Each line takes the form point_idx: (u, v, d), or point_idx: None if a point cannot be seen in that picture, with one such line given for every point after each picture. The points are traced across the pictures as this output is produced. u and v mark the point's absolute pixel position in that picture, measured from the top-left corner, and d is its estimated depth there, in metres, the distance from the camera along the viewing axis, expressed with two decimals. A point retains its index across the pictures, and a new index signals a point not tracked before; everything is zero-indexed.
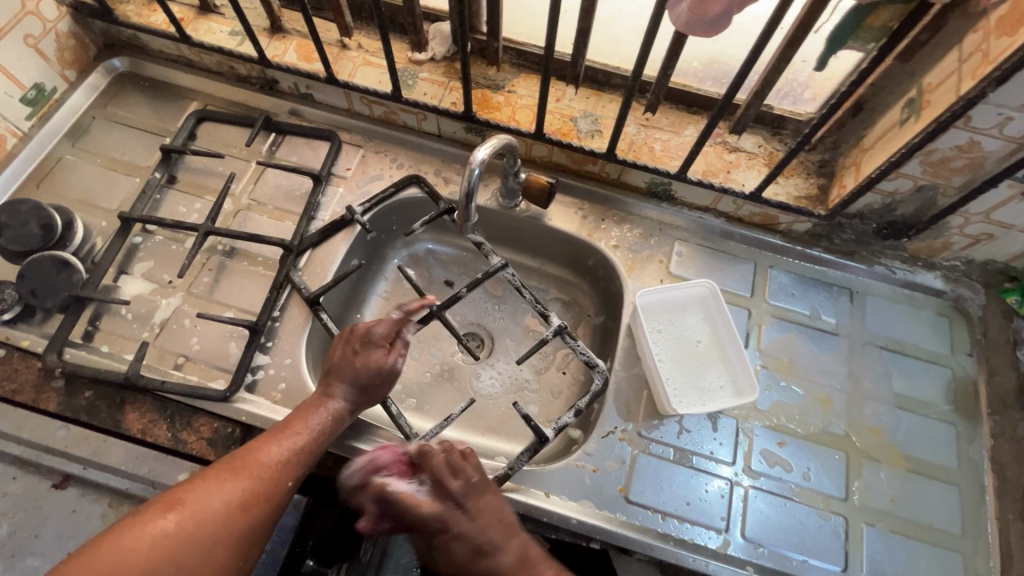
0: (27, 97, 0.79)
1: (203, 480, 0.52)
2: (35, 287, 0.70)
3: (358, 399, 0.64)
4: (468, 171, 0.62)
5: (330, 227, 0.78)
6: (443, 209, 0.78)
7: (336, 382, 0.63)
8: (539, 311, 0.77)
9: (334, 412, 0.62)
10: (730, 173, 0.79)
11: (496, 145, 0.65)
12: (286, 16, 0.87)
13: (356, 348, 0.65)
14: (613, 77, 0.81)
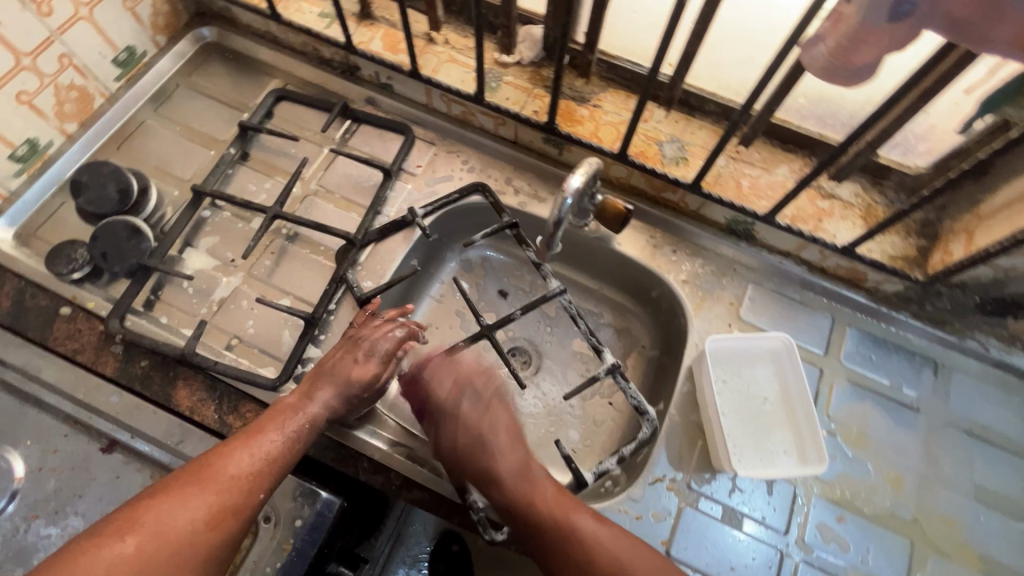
0: (119, 59, 0.80)
1: (166, 496, 0.49)
2: (106, 251, 0.70)
3: (340, 405, 0.61)
4: (560, 199, 0.60)
5: (391, 227, 0.76)
6: (507, 225, 0.76)
7: (319, 387, 0.61)
8: (593, 346, 0.73)
9: (312, 419, 0.59)
10: (821, 221, 0.74)
11: (593, 172, 0.61)
12: (377, 3, 0.85)
13: (355, 356, 0.63)
14: (707, 103, 0.76)
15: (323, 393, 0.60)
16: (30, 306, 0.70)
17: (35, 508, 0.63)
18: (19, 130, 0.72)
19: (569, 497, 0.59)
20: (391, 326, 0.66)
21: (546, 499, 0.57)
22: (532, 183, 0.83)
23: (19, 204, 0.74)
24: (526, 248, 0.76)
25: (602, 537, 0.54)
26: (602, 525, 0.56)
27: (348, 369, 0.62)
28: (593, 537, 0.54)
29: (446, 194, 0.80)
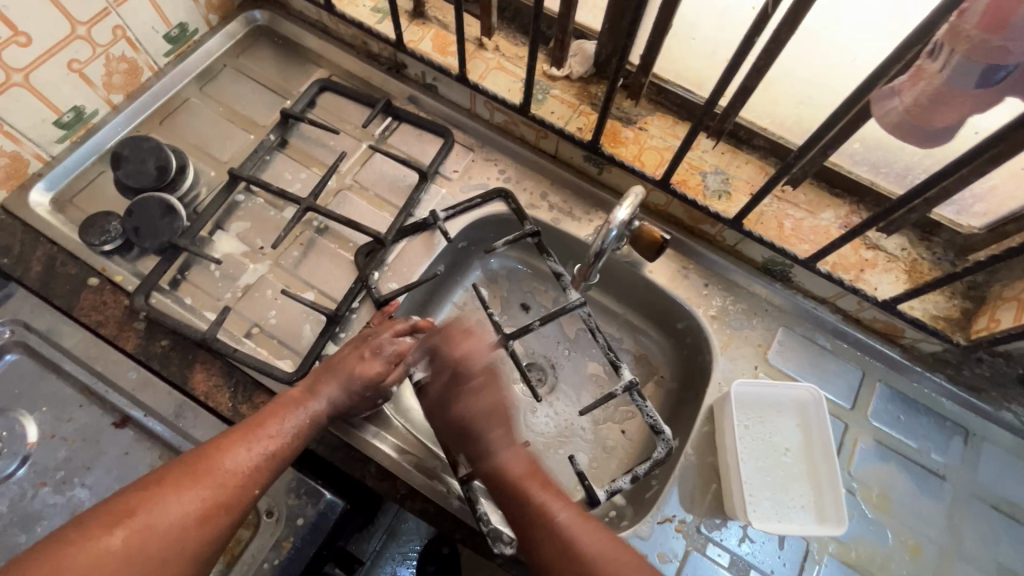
0: (170, 35, 0.80)
1: (159, 489, 0.49)
2: (138, 226, 0.71)
3: (343, 402, 0.61)
4: (605, 230, 0.62)
5: (410, 229, 0.75)
6: (528, 231, 0.74)
7: (323, 382, 0.60)
8: (610, 360, 0.70)
9: (314, 416, 0.59)
10: (863, 272, 0.72)
11: (638, 202, 0.61)
12: (431, 3, 0.84)
13: (364, 354, 0.62)
14: (757, 138, 0.74)
15: (327, 390, 0.60)
16: (59, 273, 0.70)
17: (42, 476, 0.63)
18: (67, 98, 0.72)
19: (548, 479, 0.57)
20: (401, 328, 0.65)
21: (522, 471, 0.56)
22: (567, 200, 0.81)
23: (58, 170, 0.75)
24: (547, 258, 0.74)
25: (565, 521, 0.53)
26: (564, 504, 0.54)
27: (351, 364, 0.61)
28: (552, 519, 0.53)
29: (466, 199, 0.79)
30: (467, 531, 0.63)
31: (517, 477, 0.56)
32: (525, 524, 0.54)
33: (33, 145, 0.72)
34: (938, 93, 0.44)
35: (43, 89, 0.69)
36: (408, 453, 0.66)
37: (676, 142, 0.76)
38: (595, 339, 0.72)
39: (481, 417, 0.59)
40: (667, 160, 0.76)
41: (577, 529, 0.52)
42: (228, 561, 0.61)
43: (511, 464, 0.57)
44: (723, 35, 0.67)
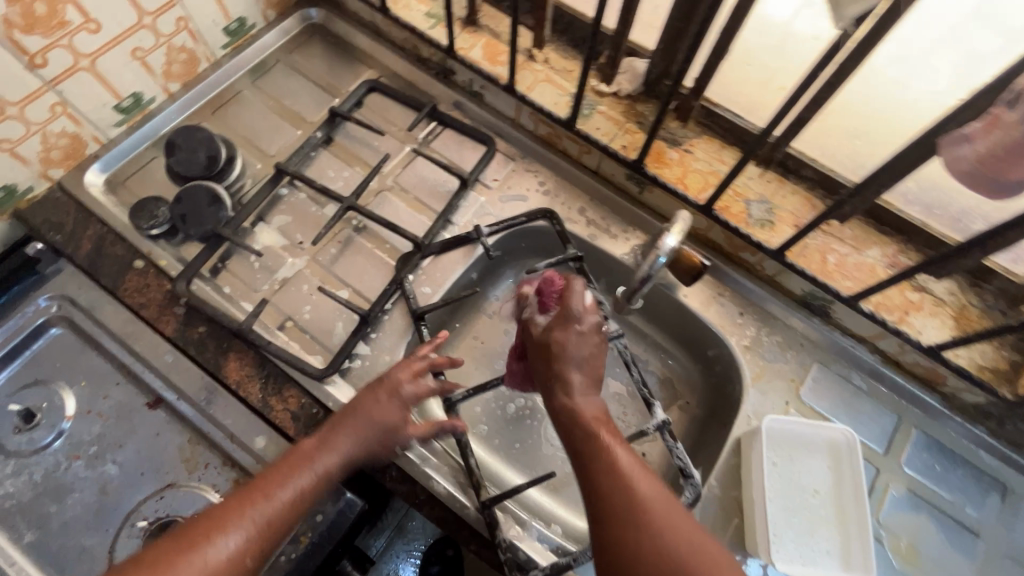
0: (229, 28, 0.83)
1: (161, 552, 0.48)
2: (186, 213, 0.72)
3: (361, 455, 0.58)
4: (655, 255, 0.63)
5: (453, 242, 0.76)
6: (571, 256, 0.73)
7: (342, 433, 0.58)
8: (643, 396, 0.68)
9: (331, 473, 0.56)
10: (906, 314, 0.70)
11: (686, 230, 0.64)
12: (484, 11, 0.85)
13: (378, 399, 0.60)
14: (805, 169, 0.72)
15: (348, 445, 0.58)
16: (107, 253, 0.72)
17: (77, 450, 0.65)
18: (128, 83, 0.75)
19: (618, 432, 0.52)
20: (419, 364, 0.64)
21: (601, 426, 0.52)
22: (605, 217, 0.80)
23: (114, 153, 0.77)
24: (589, 285, 0.73)
25: (647, 481, 0.47)
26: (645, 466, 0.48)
27: (378, 412, 0.59)
28: (635, 466, 0.48)
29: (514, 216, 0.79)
30: (483, 542, 0.63)
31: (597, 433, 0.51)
32: (601, 462, 0.49)
33: (92, 127, 0.74)
34: (1013, 144, 0.45)
35: (107, 74, 0.71)
36: (430, 460, 0.66)
37: (721, 167, 0.75)
38: (630, 372, 0.70)
39: (566, 363, 0.56)
40: (711, 185, 0.74)
41: (656, 491, 0.46)
42: None
43: (587, 415, 0.53)
44: (780, 65, 0.66)
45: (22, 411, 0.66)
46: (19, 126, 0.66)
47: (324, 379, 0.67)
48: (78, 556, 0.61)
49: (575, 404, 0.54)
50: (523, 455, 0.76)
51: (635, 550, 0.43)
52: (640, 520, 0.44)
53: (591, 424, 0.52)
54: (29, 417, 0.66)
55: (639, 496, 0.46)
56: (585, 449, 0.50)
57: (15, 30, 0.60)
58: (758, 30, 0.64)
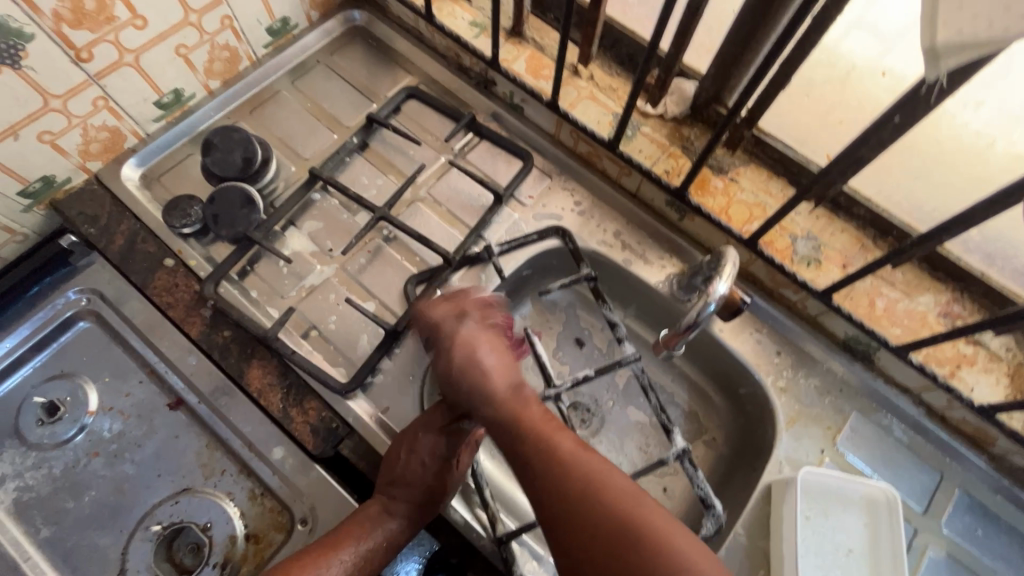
0: (272, 27, 0.82)
1: None
2: (217, 214, 0.72)
3: (415, 519, 0.59)
4: (703, 303, 0.57)
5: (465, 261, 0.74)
6: (585, 278, 0.71)
7: (399, 500, 0.58)
8: (662, 423, 0.67)
9: (389, 536, 0.57)
10: (958, 368, 0.66)
11: (735, 277, 0.59)
12: (530, 22, 0.82)
13: (422, 460, 0.58)
14: (858, 207, 0.69)
15: (402, 510, 0.58)
16: (139, 249, 0.72)
17: (96, 446, 0.65)
18: (170, 80, 0.74)
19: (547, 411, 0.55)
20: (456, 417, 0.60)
21: (517, 399, 0.55)
22: (641, 242, 0.78)
23: (151, 148, 0.77)
24: (602, 305, 0.71)
25: (577, 451, 0.50)
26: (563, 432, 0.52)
27: (422, 478, 0.58)
28: (556, 434, 0.52)
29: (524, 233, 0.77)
30: None
31: (489, 392, 0.56)
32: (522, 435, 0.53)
33: (131, 122, 0.74)
34: None
35: (149, 70, 0.71)
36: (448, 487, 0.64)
37: (768, 199, 0.71)
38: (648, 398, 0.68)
39: (470, 356, 0.57)
40: (756, 218, 0.71)
41: (585, 458, 0.50)
42: (256, 562, 0.61)
43: (503, 395, 0.56)
44: (845, 97, 0.65)
45: (46, 403, 0.66)
46: (61, 119, 0.66)
47: (345, 394, 0.65)
48: (91, 555, 0.61)
49: (495, 389, 0.56)
50: None
51: (571, 518, 0.47)
52: (573, 489, 0.48)
53: (509, 402, 0.55)
54: (53, 410, 0.66)
55: (568, 462, 0.49)
56: (511, 427, 0.54)
57: (63, 23, 0.59)
58: (825, 61, 0.65)
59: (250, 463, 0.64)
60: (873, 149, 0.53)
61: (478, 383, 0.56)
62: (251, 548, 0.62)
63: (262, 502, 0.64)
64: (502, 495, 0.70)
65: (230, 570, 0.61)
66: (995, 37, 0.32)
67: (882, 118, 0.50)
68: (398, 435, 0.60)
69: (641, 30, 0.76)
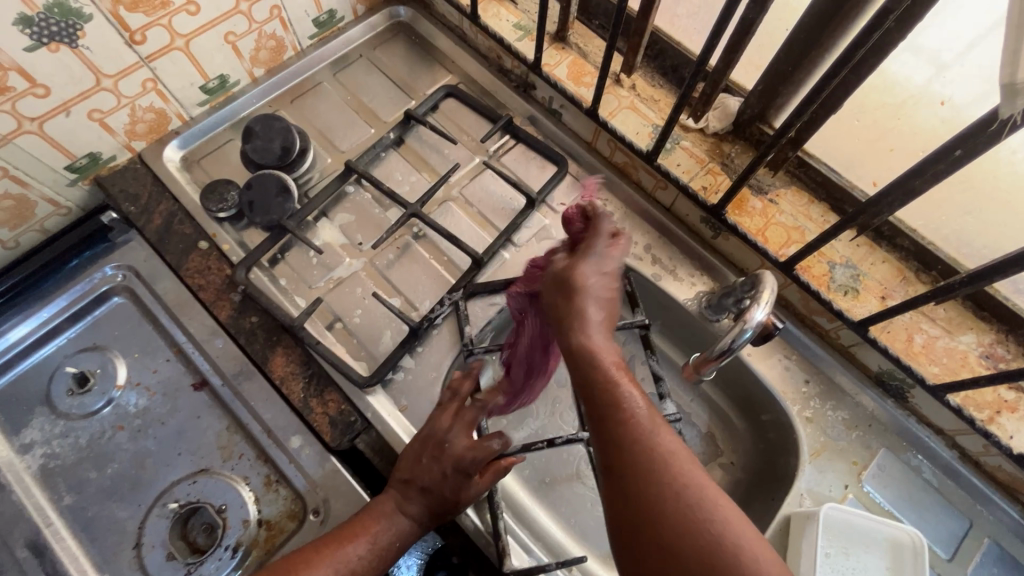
0: (319, 19, 0.83)
1: None
2: (253, 200, 0.73)
3: (428, 521, 0.58)
4: (739, 330, 0.56)
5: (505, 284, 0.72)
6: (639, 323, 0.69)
7: (413, 498, 0.58)
8: None
9: (401, 535, 0.57)
10: (997, 414, 0.63)
11: (774, 303, 0.58)
12: (575, 28, 0.82)
13: (445, 469, 0.58)
14: (902, 238, 0.67)
15: (415, 509, 0.57)
16: (175, 231, 0.73)
17: (122, 420, 0.67)
18: (217, 66, 0.76)
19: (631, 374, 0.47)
20: (471, 417, 0.61)
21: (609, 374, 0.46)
22: (673, 258, 0.76)
23: (193, 131, 0.79)
24: (650, 357, 0.69)
25: (660, 433, 0.43)
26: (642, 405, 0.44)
27: (441, 485, 0.58)
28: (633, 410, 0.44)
29: None
30: None
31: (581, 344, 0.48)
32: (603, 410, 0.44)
33: (177, 105, 0.76)
34: None
35: (199, 55, 0.72)
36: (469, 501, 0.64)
37: (807, 224, 0.69)
38: None
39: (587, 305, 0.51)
40: (794, 241, 0.69)
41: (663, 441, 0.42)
42: (267, 549, 0.62)
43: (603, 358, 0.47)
44: (897, 124, 0.63)
45: (78, 374, 0.68)
46: (111, 98, 0.68)
47: (365, 389, 0.66)
48: (109, 526, 0.62)
49: (593, 345, 0.48)
50: (551, 491, 0.71)
51: (641, 503, 0.40)
52: (652, 476, 0.40)
53: (591, 353, 0.47)
54: (83, 381, 0.68)
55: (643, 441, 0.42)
56: (589, 397, 0.45)
57: (121, 6, 0.61)
58: (879, 86, 0.63)
59: (268, 449, 0.65)
60: (927, 180, 0.51)
61: (582, 342, 0.48)
62: (264, 533, 0.62)
63: (277, 489, 0.64)
64: (513, 502, 0.69)
65: (241, 554, 0.61)
66: None
67: (941, 150, 0.48)
68: (419, 435, 0.61)
69: (688, 42, 0.74)
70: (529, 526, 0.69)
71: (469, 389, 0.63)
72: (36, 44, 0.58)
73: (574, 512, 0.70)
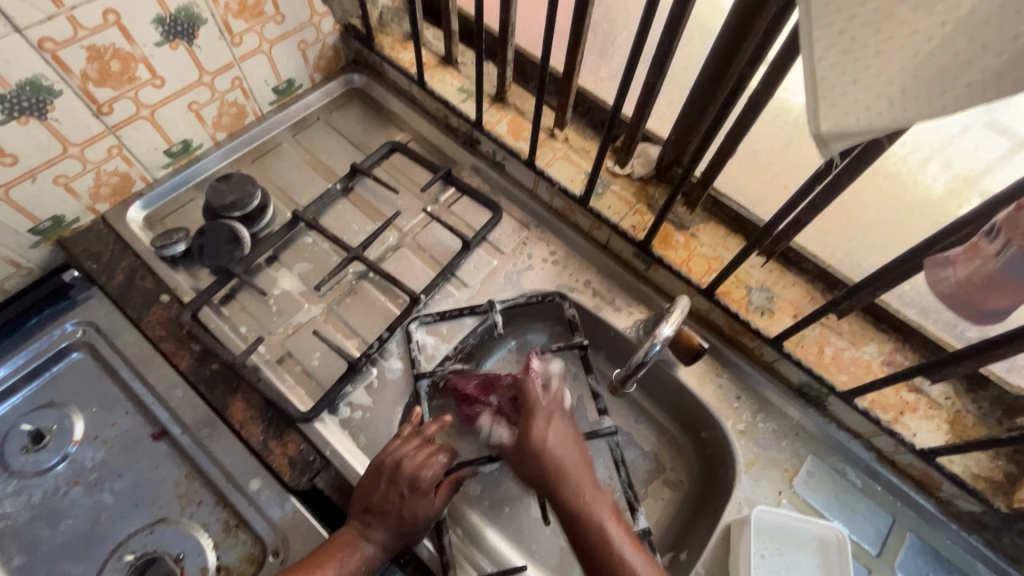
0: (278, 87, 0.90)
1: None
2: (203, 246, 0.77)
3: (392, 547, 0.60)
4: (650, 343, 0.65)
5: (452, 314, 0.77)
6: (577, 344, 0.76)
7: (375, 524, 0.59)
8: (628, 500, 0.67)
9: (367, 561, 0.58)
10: (902, 414, 0.70)
11: (682, 320, 0.65)
12: (513, 90, 0.91)
13: (403, 492, 0.60)
14: (806, 263, 0.75)
15: (378, 535, 0.59)
16: (137, 286, 0.76)
17: (77, 475, 0.67)
18: (180, 132, 0.81)
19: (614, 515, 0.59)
20: (431, 450, 0.64)
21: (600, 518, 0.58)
22: (610, 290, 0.83)
23: (156, 192, 0.83)
24: (589, 376, 0.76)
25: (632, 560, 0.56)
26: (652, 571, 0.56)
27: (399, 506, 0.60)
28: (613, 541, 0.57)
29: (527, 294, 0.82)
30: None
31: (563, 476, 0.60)
32: None
33: (141, 168, 0.80)
34: (991, 277, 0.42)
35: (163, 123, 0.78)
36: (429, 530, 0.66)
37: (725, 253, 0.78)
38: (618, 472, 0.70)
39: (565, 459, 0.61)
40: (714, 270, 0.77)
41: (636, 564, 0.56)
42: None
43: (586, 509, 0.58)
44: (787, 165, 0.72)
45: (33, 431, 0.69)
46: (77, 164, 0.72)
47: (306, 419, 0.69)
48: None
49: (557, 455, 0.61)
50: (510, 520, 0.74)
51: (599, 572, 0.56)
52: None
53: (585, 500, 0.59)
54: (38, 438, 0.68)
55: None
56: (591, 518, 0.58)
57: (89, 82, 0.67)
58: (769, 132, 0.72)
59: (226, 494, 0.66)
60: None
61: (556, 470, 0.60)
62: None
63: (236, 535, 0.65)
64: (471, 529, 0.73)
65: None
66: (870, 129, 0.35)
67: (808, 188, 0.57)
68: (378, 465, 0.63)
69: (610, 99, 0.84)
70: (485, 550, 0.72)
71: (434, 431, 0.66)
72: (6, 118, 0.62)
73: (533, 537, 0.73)
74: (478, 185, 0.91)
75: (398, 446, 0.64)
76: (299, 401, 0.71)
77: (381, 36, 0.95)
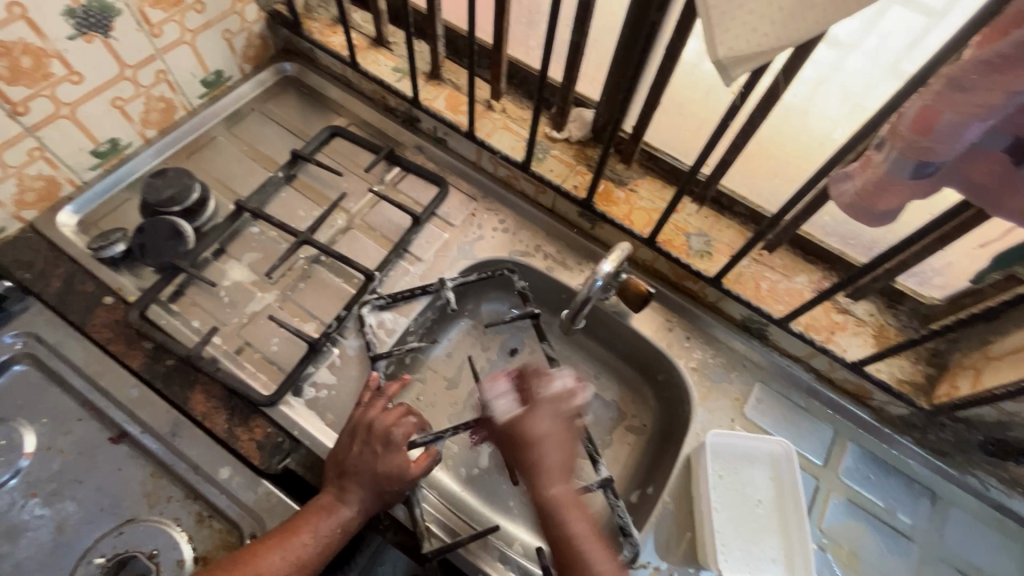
0: (207, 79, 0.88)
1: None
2: (144, 243, 0.75)
3: (370, 506, 0.61)
4: (591, 279, 0.66)
5: (401, 296, 0.78)
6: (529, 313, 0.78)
7: (350, 487, 0.60)
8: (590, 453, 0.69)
9: (344, 523, 0.59)
10: (833, 334, 0.77)
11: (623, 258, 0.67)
12: (447, 66, 0.93)
13: (377, 450, 0.62)
14: (737, 206, 0.80)
15: (354, 496, 0.60)
16: (77, 290, 0.74)
17: (33, 487, 0.65)
18: (107, 130, 0.79)
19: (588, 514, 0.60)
20: (401, 411, 0.66)
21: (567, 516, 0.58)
22: (561, 251, 0.86)
23: (87, 195, 0.80)
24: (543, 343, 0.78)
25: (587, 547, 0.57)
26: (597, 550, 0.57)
27: (372, 465, 0.61)
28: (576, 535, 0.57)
29: (481, 263, 0.84)
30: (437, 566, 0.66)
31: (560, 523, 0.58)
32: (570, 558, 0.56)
33: (68, 171, 0.77)
34: (881, 181, 0.47)
35: (87, 122, 0.75)
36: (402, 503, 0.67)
37: (663, 205, 0.82)
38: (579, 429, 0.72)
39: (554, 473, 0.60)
40: (655, 221, 0.81)
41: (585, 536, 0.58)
42: None
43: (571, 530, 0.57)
44: None
45: None
46: None
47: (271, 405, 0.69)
48: None
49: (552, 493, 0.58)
50: (487, 482, 0.76)
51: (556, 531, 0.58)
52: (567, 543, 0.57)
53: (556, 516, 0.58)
54: None
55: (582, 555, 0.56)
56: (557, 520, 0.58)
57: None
58: None
59: (195, 486, 0.65)
60: None
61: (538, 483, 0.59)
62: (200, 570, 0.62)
63: (210, 524, 0.65)
64: (449, 492, 0.75)
65: None
66: (759, 49, 0.39)
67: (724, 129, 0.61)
68: (353, 431, 0.63)
69: None
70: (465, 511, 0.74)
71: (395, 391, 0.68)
72: None
73: (510, 495, 0.75)
74: (422, 162, 0.92)
75: (365, 408, 0.66)
76: (261, 386, 0.71)
77: (308, 21, 0.94)
